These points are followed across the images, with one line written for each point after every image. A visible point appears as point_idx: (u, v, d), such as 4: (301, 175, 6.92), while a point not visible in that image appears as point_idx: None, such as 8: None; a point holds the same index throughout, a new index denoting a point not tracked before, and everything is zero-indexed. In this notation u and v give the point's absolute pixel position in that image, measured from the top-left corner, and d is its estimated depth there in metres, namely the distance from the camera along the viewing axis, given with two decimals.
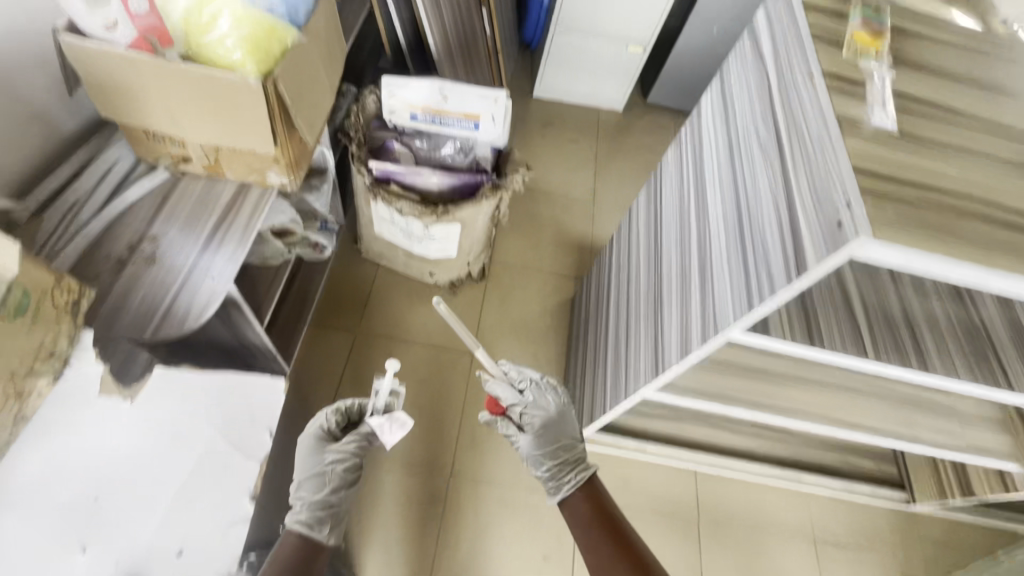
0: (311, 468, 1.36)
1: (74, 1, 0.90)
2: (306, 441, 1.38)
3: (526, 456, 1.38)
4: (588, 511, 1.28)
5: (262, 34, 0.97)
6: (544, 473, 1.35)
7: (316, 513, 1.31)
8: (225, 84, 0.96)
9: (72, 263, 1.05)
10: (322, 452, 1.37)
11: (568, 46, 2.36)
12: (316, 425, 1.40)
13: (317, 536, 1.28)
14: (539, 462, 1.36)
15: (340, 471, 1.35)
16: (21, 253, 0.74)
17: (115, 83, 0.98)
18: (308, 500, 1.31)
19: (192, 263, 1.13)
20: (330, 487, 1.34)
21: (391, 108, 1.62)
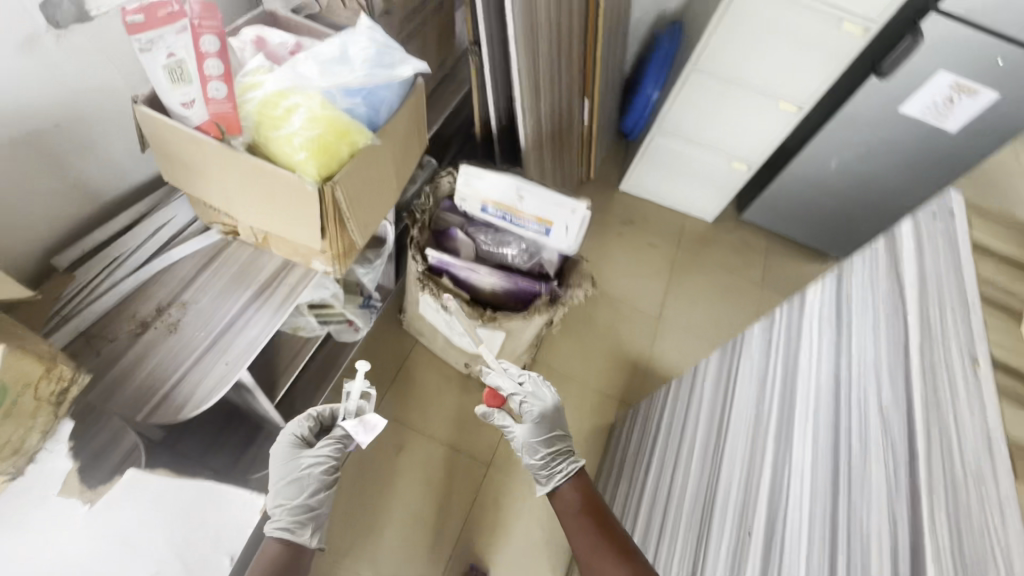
0: (287, 475, 1.19)
1: (157, 76, 0.88)
2: (280, 450, 1.21)
3: (520, 449, 1.32)
4: (581, 502, 1.19)
5: (333, 138, 0.91)
6: (539, 459, 1.29)
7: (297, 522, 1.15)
8: (283, 181, 0.90)
9: (98, 318, 1.02)
10: (298, 459, 1.20)
11: (666, 149, 2.23)
12: (287, 433, 1.23)
13: (303, 543, 1.13)
14: (534, 449, 1.29)
15: (320, 471, 1.19)
16: (7, 348, 0.68)
17: (179, 156, 0.95)
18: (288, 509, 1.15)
19: (213, 338, 1.06)
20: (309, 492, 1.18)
21: (463, 195, 1.55)
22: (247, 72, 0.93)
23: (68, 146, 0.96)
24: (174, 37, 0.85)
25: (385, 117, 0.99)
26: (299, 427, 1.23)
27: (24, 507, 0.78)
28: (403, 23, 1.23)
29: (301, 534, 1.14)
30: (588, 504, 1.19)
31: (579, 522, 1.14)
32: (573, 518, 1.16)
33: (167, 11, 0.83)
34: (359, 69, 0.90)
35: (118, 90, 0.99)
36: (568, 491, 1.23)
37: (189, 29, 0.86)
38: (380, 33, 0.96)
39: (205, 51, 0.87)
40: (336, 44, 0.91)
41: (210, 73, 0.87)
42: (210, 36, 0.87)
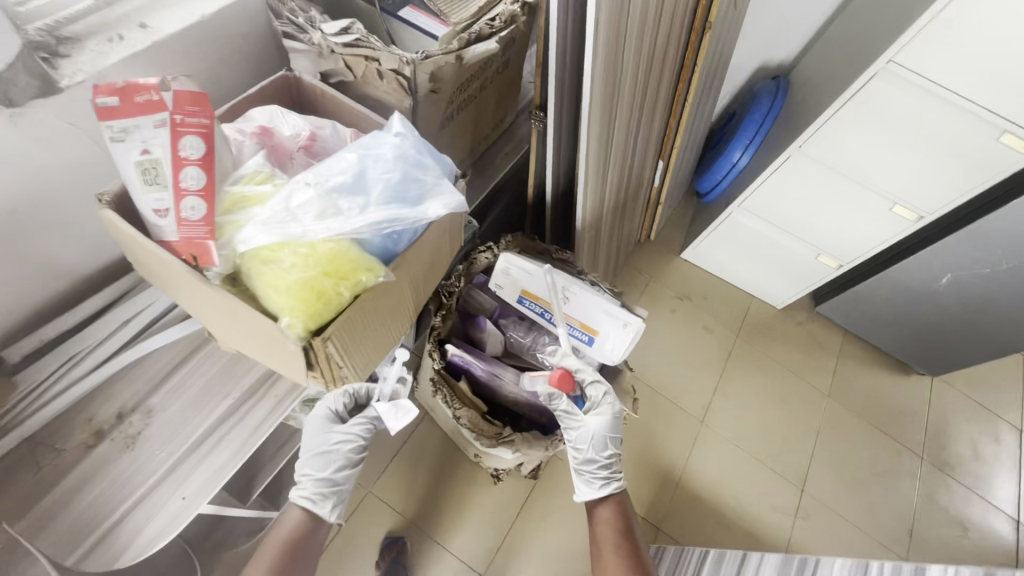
0: (318, 447, 1.08)
1: (126, 175, 0.69)
2: (314, 425, 1.09)
3: (580, 447, 1.24)
4: (617, 531, 1.20)
5: (329, 280, 0.69)
6: (603, 459, 1.25)
7: (322, 491, 1.05)
8: (265, 325, 0.70)
9: (48, 421, 0.87)
10: (331, 436, 1.09)
11: (741, 226, 1.93)
12: (323, 411, 1.12)
13: (323, 514, 1.03)
14: (603, 447, 1.25)
15: (353, 448, 1.09)
16: None
17: (149, 264, 0.77)
18: (315, 478, 1.05)
19: (173, 462, 0.89)
20: (336, 466, 1.07)
21: (499, 282, 1.32)
22: (240, 176, 0.73)
23: (26, 229, 0.80)
24: (150, 130, 0.66)
25: (403, 252, 0.77)
26: (335, 401, 1.11)
27: None
28: (456, 95, 0.99)
29: (323, 504, 1.04)
30: (628, 533, 1.20)
31: (616, 551, 1.16)
32: (614, 543, 1.17)
33: (146, 99, 0.65)
34: (374, 202, 0.69)
35: (90, 162, 0.81)
36: (608, 517, 1.23)
37: (168, 125, 0.66)
38: (414, 147, 0.74)
39: (185, 155, 0.67)
40: (352, 164, 0.71)
41: (187, 184, 0.68)
42: (194, 136, 0.67)
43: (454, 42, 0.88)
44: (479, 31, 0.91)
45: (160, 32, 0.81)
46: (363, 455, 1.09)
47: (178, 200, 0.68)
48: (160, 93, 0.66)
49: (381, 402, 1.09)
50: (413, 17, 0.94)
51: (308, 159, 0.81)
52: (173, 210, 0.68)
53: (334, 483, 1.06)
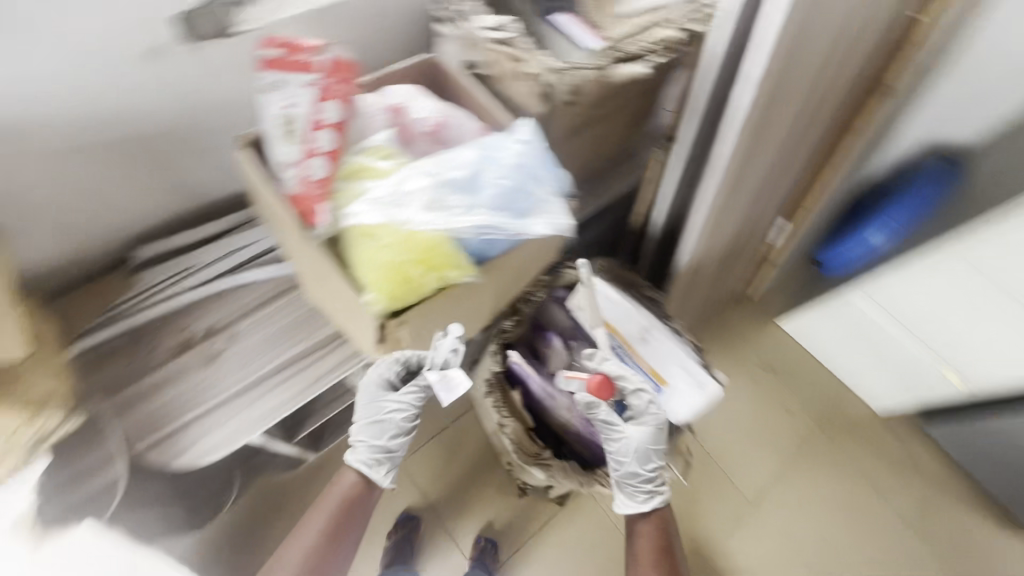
0: (370, 414, 1.02)
1: (268, 125, 0.74)
2: (362, 393, 1.00)
3: (625, 461, 1.13)
4: (654, 556, 1.13)
5: (420, 265, 0.69)
6: (648, 473, 1.14)
7: (376, 456, 1.02)
8: (350, 292, 0.73)
9: (151, 319, 0.97)
10: (380, 404, 1.00)
11: (852, 308, 1.64)
12: (372, 376, 1.00)
13: (379, 479, 1.02)
14: (648, 459, 1.13)
15: (405, 418, 1.01)
16: None
17: (266, 208, 0.82)
18: (370, 446, 1.01)
19: (240, 387, 0.96)
20: (390, 435, 1.02)
21: (578, 303, 1.28)
22: (365, 148, 0.75)
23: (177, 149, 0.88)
24: (296, 88, 0.71)
25: (494, 257, 0.76)
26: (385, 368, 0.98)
27: None
28: (589, 109, 0.96)
29: (378, 469, 1.02)
30: (665, 558, 1.13)
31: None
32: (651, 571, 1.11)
33: (299, 59, 0.71)
34: (480, 206, 0.69)
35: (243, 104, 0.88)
36: (646, 540, 1.16)
37: (314, 86, 0.71)
38: (533, 158, 0.72)
39: (321, 117, 0.71)
40: (469, 161, 0.70)
41: (316, 144, 0.71)
42: (333, 100, 0.71)
43: (605, 58, 0.87)
44: (630, 53, 0.88)
45: None
46: (415, 425, 1.02)
47: (304, 157, 0.72)
48: (314, 55, 0.71)
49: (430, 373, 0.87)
50: (568, 25, 0.92)
51: (430, 147, 0.81)
52: (298, 166, 0.73)
53: (386, 450, 1.02)
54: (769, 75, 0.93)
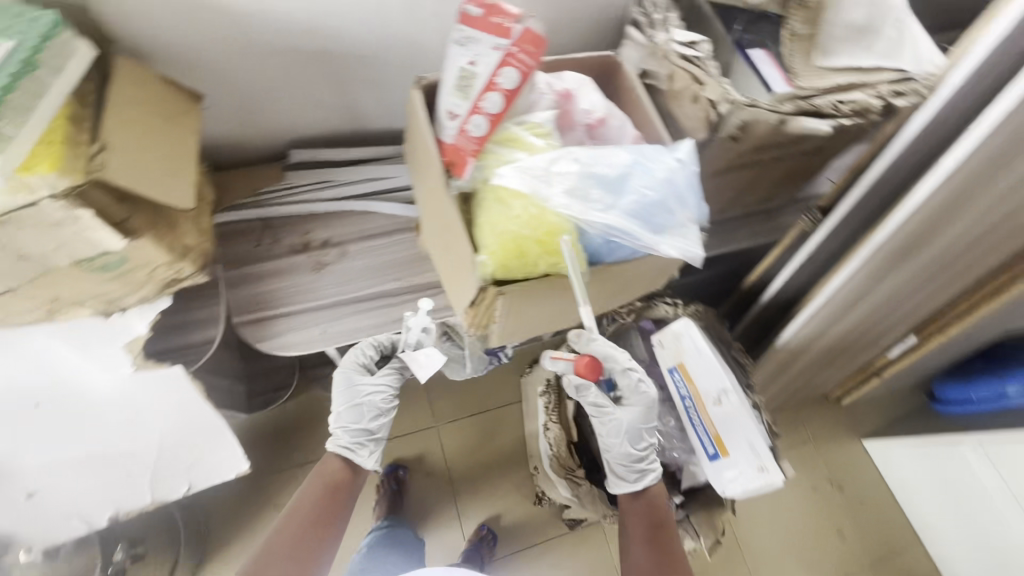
0: (348, 399, 1.08)
1: (448, 75, 0.78)
2: (341, 378, 1.08)
3: (615, 444, 1.05)
4: (648, 542, 0.98)
5: (533, 245, 0.70)
6: (640, 453, 1.06)
7: (358, 438, 1.07)
8: (464, 251, 0.75)
9: (284, 215, 1.06)
10: (356, 388, 1.08)
11: (957, 457, 1.47)
12: (349, 362, 1.10)
13: (363, 461, 1.06)
14: (635, 434, 1.05)
15: (381, 401, 1.09)
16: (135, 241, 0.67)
17: (417, 150, 0.86)
18: (352, 429, 1.07)
19: (334, 300, 1.03)
20: (370, 417, 1.08)
21: (662, 341, 1.24)
22: (526, 121, 0.77)
23: (358, 73, 0.95)
24: (485, 48, 0.74)
25: (608, 261, 0.76)
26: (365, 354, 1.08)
27: (93, 338, 0.81)
28: (751, 152, 0.91)
29: (361, 450, 1.06)
30: (662, 540, 0.98)
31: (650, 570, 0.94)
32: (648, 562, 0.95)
33: (496, 22, 0.74)
34: (617, 209, 0.67)
35: (428, 50, 0.93)
36: (638, 526, 1.01)
37: (501, 51, 0.73)
38: (683, 179, 0.70)
39: (497, 81, 0.73)
40: (620, 164, 0.69)
41: (485, 104, 0.74)
42: (514, 69, 0.73)
43: (787, 105, 0.82)
44: (817, 108, 0.83)
45: None
46: (394, 404, 1.11)
47: (470, 114, 0.75)
48: (512, 22, 0.73)
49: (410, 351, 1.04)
50: (760, 62, 0.88)
51: (584, 140, 0.81)
52: (462, 122, 0.76)
53: (365, 431, 1.07)
54: (967, 175, 0.83)
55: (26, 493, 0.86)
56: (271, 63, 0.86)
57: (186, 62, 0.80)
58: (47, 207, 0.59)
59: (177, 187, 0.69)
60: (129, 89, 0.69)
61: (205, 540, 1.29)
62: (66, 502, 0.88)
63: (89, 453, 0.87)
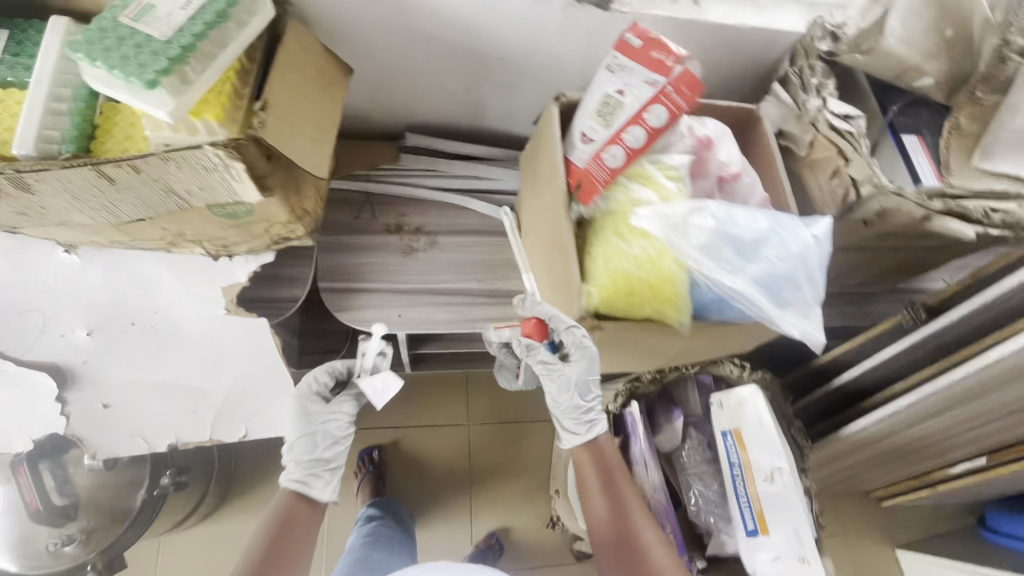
0: (300, 428, 0.93)
1: (592, 98, 0.78)
2: (292, 406, 0.93)
3: (563, 404, 0.88)
4: (613, 538, 0.83)
5: (641, 284, 0.70)
6: (588, 406, 0.90)
7: (311, 471, 0.92)
8: (569, 276, 0.75)
9: (386, 194, 1.08)
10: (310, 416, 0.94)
11: None
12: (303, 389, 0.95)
13: (316, 494, 0.90)
14: (585, 387, 0.88)
15: (338, 429, 0.95)
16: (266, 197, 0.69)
17: (538, 164, 0.87)
18: (305, 460, 0.92)
19: (416, 288, 1.04)
20: (326, 445, 0.94)
21: (720, 400, 1.21)
22: (659, 160, 0.76)
23: (494, 75, 0.95)
24: (637, 79, 0.74)
25: (712, 318, 0.74)
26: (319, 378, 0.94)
27: (199, 274, 0.85)
28: (878, 239, 0.86)
29: (314, 482, 0.91)
30: (624, 526, 0.82)
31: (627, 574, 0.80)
32: (622, 561, 0.81)
33: (655, 57, 0.73)
34: (744, 274, 0.65)
35: (568, 66, 0.92)
36: (599, 522, 0.85)
37: (656, 87, 0.72)
38: (817, 256, 0.67)
39: (645, 116, 0.72)
40: (758, 229, 0.66)
41: (626, 138, 0.73)
42: (664, 108, 0.71)
43: (935, 202, 0.77)
44: (966, 210, 0.78)
45: (705, 15, 0.85)
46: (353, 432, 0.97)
47: (607, 143, 0.74)
48: (673, 60, 0.72)
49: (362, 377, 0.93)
50: (913, 150, 0.84)
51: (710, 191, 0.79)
52: (597, 148, 0.75)
53: (320, 462, 0.92)
54: None
55: (102, 405, 0.90)
56: (418, 52, 0.87)
57: (342, 36, 0.82)
58: (205, 155, 0.61)
59: (316, 161, 0.70)
60: (294, 57, 0.70)
61: (235, 480, 1.33)
62: (130, 425, 0.91)
63: (163, 381, 0.91)
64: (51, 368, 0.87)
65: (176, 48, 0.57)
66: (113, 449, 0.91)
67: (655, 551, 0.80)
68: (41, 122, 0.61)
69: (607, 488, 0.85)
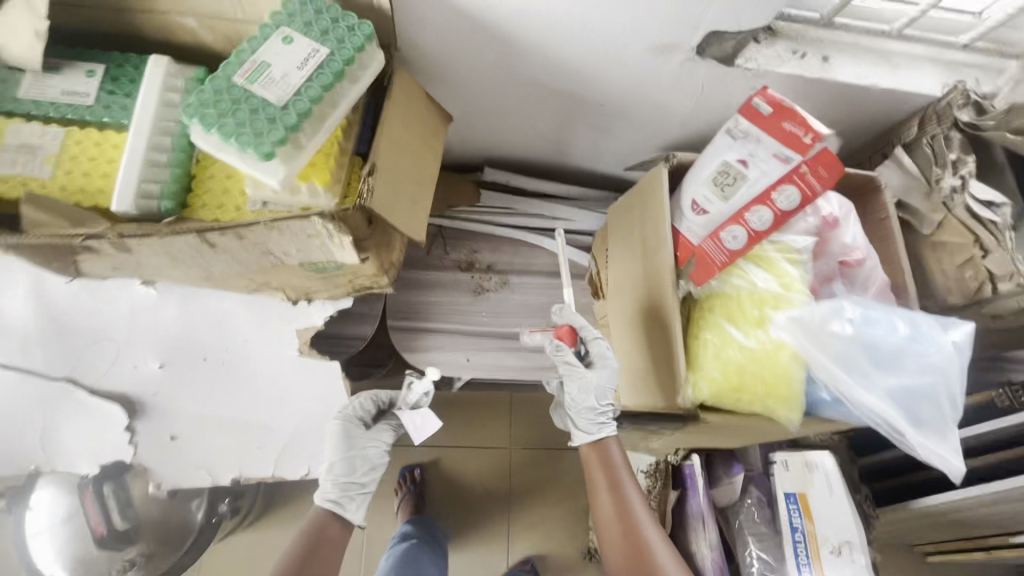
0: (342, 450, 0.85)
1: (708, 166, 0.72)
2: (336, 425, 0.86)
3: (581, 407, 0.84)
4: (619, 542, 0.77)
5: (753, 379, 0.65)
6: (601, 410, 0.85)
7: (347, 493, 0.83)
8: (671, 360, 0.70)
9: (458, 228, 1.03)
10: (354, 439, 0.87)
11: None
12: (349, 409, 0.88)
13: (349, 519, 0.81)
14: (604, 392, 0.85)
15: (378, 456, 0.87)
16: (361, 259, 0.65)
17: (635, 225, 0.81)
18: (343, 482, 0.83)
19: (486, 330, 1.01)
20: (365, 470, 0.85)
21: (784, 460, 1.18)
22: (778, 240, 0.70)
23: (589, 119, 0.88)
24: (764, 152, 0.68)
25: (820, 415, 0.69)
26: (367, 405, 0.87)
27: (276, 316, 0.82)
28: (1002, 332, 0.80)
29: (349, 506, 0.82)
30: (630, 527, 0.77)
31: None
32: (628, 566, 0.76)
33: (787, 128, 0.67)
34: (876, 387, 0.59)
35: (672, 115, 0.86)
36: (606, 524, 0.79)
37: (788, 164, 0.66)
38: (956, 368, 0.61)
39: (773, 196, 0.66)
40: (897, 336, 0.61)
41: (749, 218, 0.67)
42: (796, 189, 0.65)
43: None
44: None
45: (836, 73, 0.77)
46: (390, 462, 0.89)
47: (726, 221, 0.68)
48: (809, 135, 0.65)
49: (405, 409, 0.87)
50: None
51: (819, 272, 0.73)
52: (712, 223, 0.70)
53: (357, 485, 0.84)
54: None
55: (169, 436, 0.88)
56: (514, 95, 0.82)
57: (438, 77, 0.77)
58: (312, 225, 0.57)
59: (416, 224, 0.66)
60: (398, 111, 0.65)
61: None
62: (196, 457, 0.90)
63: (231, 416, 0.89)
64: (121, 398, 0.85)
65: (293, 116, 0.53)
66: (178, 480, 0.90)
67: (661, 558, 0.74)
68: (140, 175, 0.58)
69: (614, 487, 0.80)
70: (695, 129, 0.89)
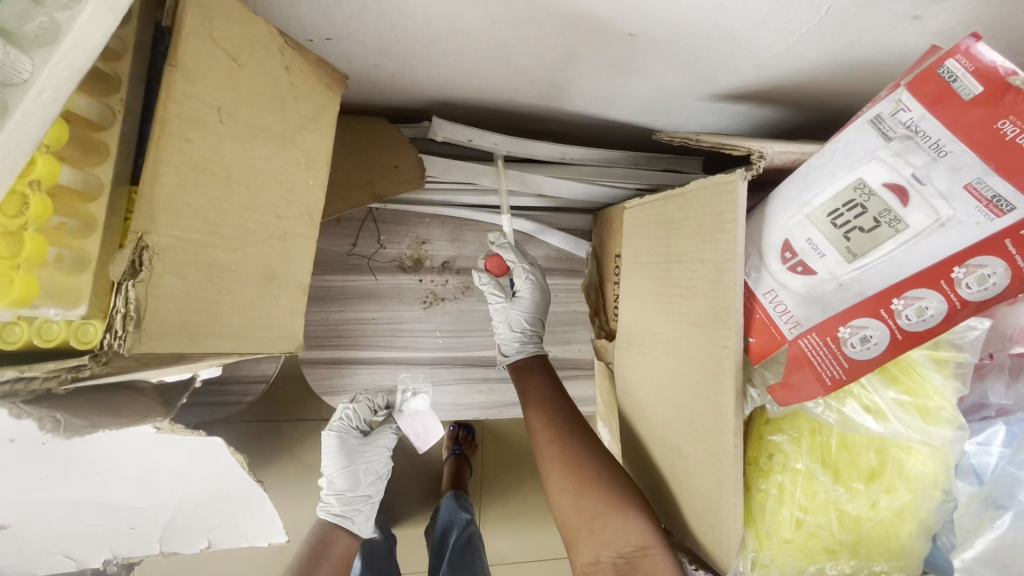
0: (344, 462, 0.67)
1: (827, 186, 0.39)
2: (330, 440, 0.66)
3: (501, 340, 0.70)
4: (567, 481, 0.55)
5: (848, 554, 0.42)
6: (514, 333, 0.68)
7: (352, 506, 0.67)
8: (706, 499, 0.45)
9: (398, 208, 0.69)
10: (355, 451, 0.67)
11: None
12: (340, 418, 0.67)
13: (357, 533, 0.67)
14: (517, 319, 0.68)
15: (383, 464, 0.69)
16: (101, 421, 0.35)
17: (671, 251, 0.50)
18: (351, 497, 0.67)
19: (442, 355, 0.73)
20: (372, 477, 0.68)
21: None
22: None
23: (607, 57, 0.50)
24: (949, 181, 0.35)
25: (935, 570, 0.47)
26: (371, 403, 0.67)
27: None
28: None
29: (357, 520, 0.67)
30: (569, 449, 0.57)
31: (580, 510, 0.52)
32: (569, 495, 0.54)
33: (1011, 137, 0.33)
34: None
35: (753, 54, 0.48)
36: (551, 467, 0.57)
37: (999, 217, 0.33)
38: None
39: (950, 275, 0.36)
40: None
41: (898, 308, 0.37)
42: (1003, 265, 0.34)
43: None
44: None
45: None
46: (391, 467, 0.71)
47: (850, 307, 0.39)
48: None
49: (402, 416, 0.68)
50: None
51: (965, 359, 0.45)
52: (822, 300, 0.40)
53: (362, 496, 0.67)
54: None
55: None
56: (468, 14, 0.43)
57: None
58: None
59: (279, 320, 0.35)
60: (200, 101, 0.29)
61: None
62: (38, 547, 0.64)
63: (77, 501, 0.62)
64: None
65: None
66: None
67: (603, 470, 0.54)
68: None
69: (552, 411, 0.61)
70: (781, 75, 0.52)
